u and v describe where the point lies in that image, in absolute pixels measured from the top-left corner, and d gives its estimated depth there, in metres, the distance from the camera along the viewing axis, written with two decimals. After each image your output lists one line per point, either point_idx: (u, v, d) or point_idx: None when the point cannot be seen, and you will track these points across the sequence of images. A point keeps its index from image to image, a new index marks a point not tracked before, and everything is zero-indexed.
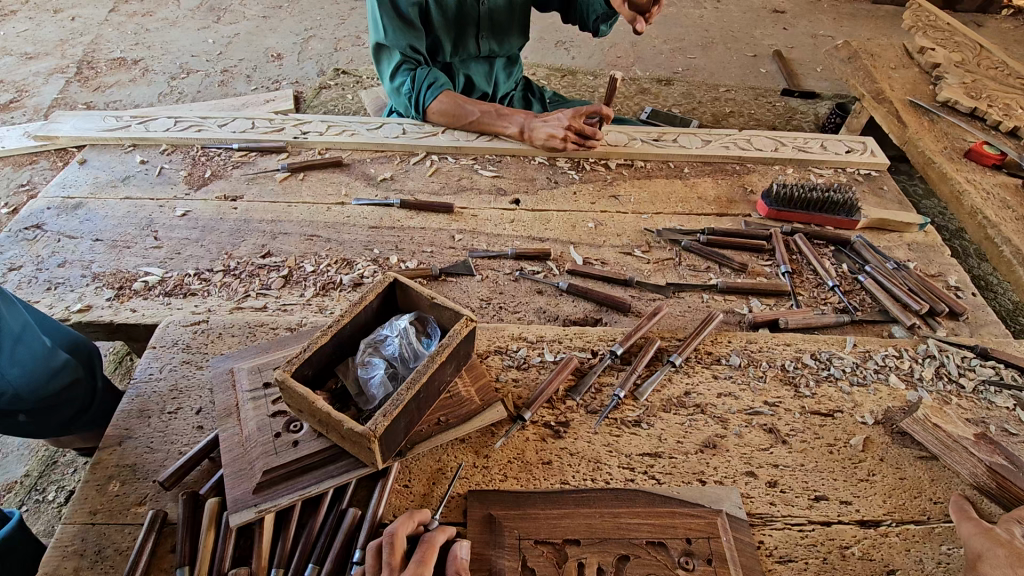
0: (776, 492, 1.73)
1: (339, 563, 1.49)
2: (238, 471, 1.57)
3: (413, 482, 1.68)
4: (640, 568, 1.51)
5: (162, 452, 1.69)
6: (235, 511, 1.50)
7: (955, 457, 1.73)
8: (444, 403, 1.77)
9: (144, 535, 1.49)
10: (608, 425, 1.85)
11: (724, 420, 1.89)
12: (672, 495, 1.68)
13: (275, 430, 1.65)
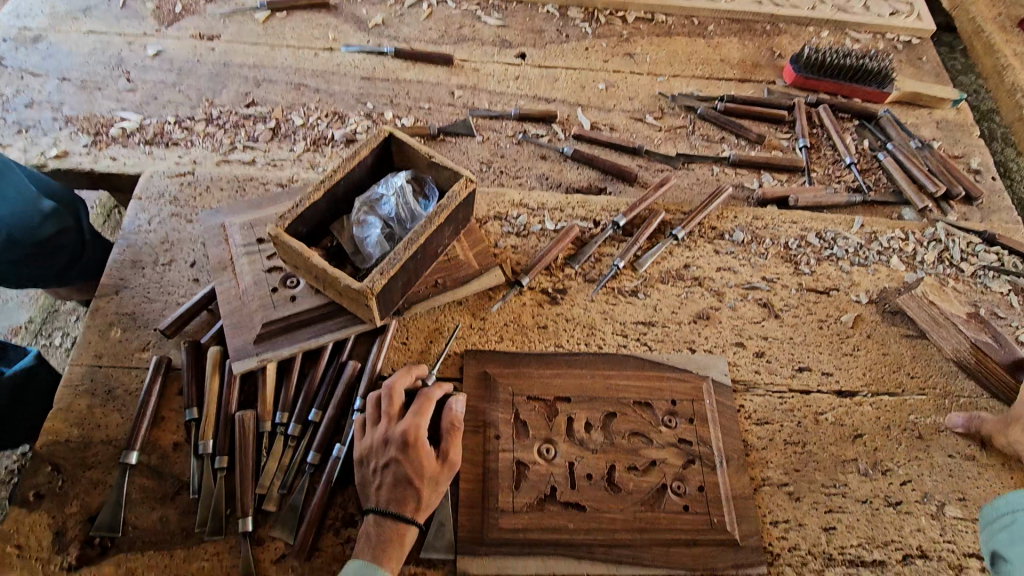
0: (762, 362, 1.79)
1: (340, 411, 1.55)
2: (238, 323, 1.59)
3: (411, 339, 1.71)
4: (626, 423, 1.60)
5: (160, 302, 1.69)
6: (237, 360, 1.53)
7: (945, 332, 1.79)
8: (442, 265, 1.74)
9: (151, 378, 1.54)
10: (605, 294, 1.85)
11: (720, 294, 1.89)
12: (662, 361, 1.73)
13: (272, 285, 1.64)
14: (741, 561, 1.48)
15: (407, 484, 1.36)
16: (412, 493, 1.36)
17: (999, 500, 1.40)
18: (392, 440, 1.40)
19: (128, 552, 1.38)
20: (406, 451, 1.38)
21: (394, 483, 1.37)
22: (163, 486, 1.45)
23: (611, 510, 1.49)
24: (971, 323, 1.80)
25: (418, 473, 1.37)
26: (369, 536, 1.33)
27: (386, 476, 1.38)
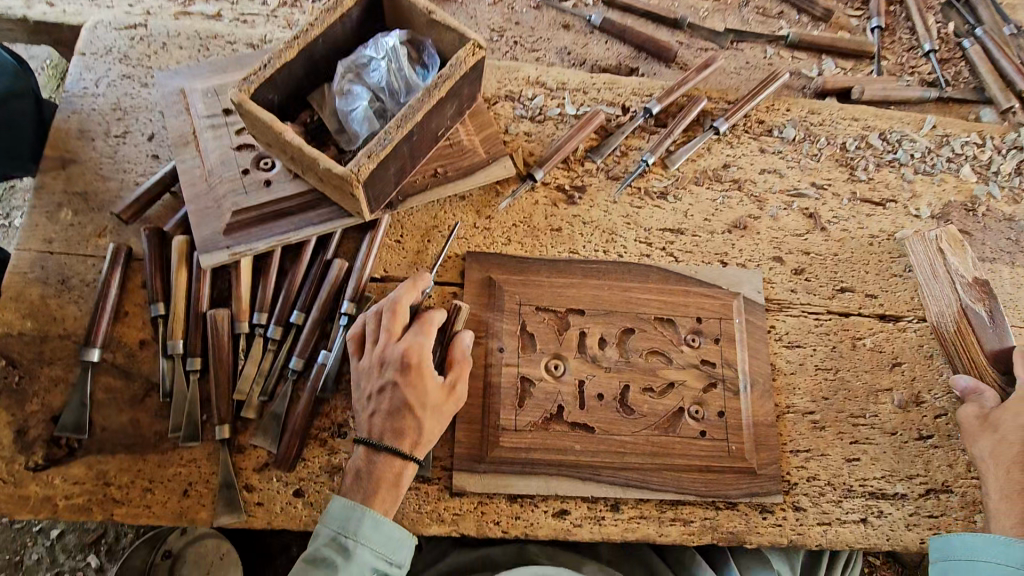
0: (801, 280, 1.59)
1: (326, 313, 1.38)
2: (204, 209, 1.36)
3: (406, 238, 1.49)
4: (645, 342, 1.44)
5: (115, 181, 1.45)
6: (205, 252, 1.33)
7: (978, 277, 1.53)
8: (443, 152, 1.48)
9: (108, 267, 1.35)
10: (629, 194, 1.60)
11: (761, 200, 1.64)
12: (689, 274, 1.52)
13: (243, 167, 1.40)
14: (755, 489, 1.40)
15: (404, 413, 1.21)
16: (409, 423, 1.21)
17: (948, 538, 1.29)
18: (393, 362, 1.23)
19: (98, 454, 1.27)
20: (406, 375, 1.22)
21: (390, 411, 1.21)
22: (132, 387, 1.32)
23: (622, 433, 1.37)
24: (976, 289, 1.52)
25: (418, 401, 1.21)
26: (361, 469, 1.20)
27: (382, 402, 1.22)
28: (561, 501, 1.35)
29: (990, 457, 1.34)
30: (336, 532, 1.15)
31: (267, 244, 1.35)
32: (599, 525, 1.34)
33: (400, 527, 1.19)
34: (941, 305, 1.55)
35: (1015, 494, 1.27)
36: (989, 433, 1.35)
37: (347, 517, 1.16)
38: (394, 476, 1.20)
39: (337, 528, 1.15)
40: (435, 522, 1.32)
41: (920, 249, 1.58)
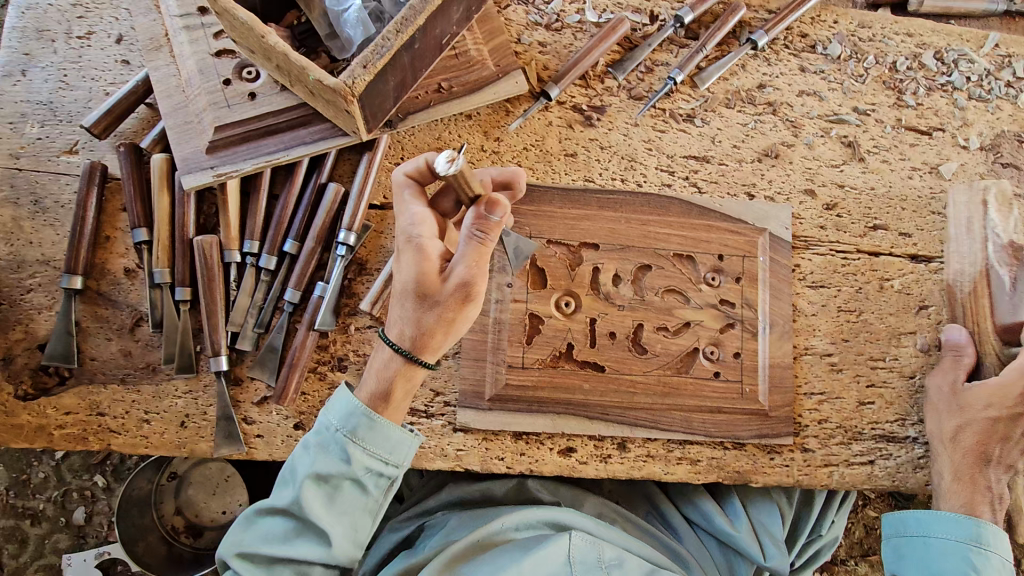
0: (832, 216, 1.48)
1: (323, 242, 1.29)
2: (183, 125, 1.23)
3: (407, 161, 1.37)
4: (662, 279, 1.36)
5: (82, 90, 1.31)
6: (188, 173, 1.22)
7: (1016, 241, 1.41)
8: (447, 65, 1.33)
9: (83, 188, 1.24)
10: (652, 116, 1.46)
11: (796, 127, 1.50)
12: (713, 207, 1.41)
13: (224, 77, 1.25)
14: (766, 431, 1.36)
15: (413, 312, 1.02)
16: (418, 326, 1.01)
17: (904, 515, 1.34)
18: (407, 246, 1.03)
19: (89, 384, 1.23)
20: (416, 266, 1.00)
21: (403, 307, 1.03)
22: (119, 316, 1.25)
23: (633, 373, 1.32)
24: (1009, 252, 1.40)
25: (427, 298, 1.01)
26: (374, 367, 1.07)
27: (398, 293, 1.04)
28: (567, 439, 1.32)
29: (942, 432, 1.36)
30: (333, 428, 1.04)
31: (255, 165, 1.23)
32: (605, 463, 1.32)
33: (402, 436, 1.06)
34: (966, 259, 1.45)
35: (965, 476, 1.33)
36: (952, 413, 1.36)
37: (387, 436, 1.05)
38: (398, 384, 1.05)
39: (335, 424, 1.04)
40: (438, 457, 1.29)
41: (957, 202, 1.49)
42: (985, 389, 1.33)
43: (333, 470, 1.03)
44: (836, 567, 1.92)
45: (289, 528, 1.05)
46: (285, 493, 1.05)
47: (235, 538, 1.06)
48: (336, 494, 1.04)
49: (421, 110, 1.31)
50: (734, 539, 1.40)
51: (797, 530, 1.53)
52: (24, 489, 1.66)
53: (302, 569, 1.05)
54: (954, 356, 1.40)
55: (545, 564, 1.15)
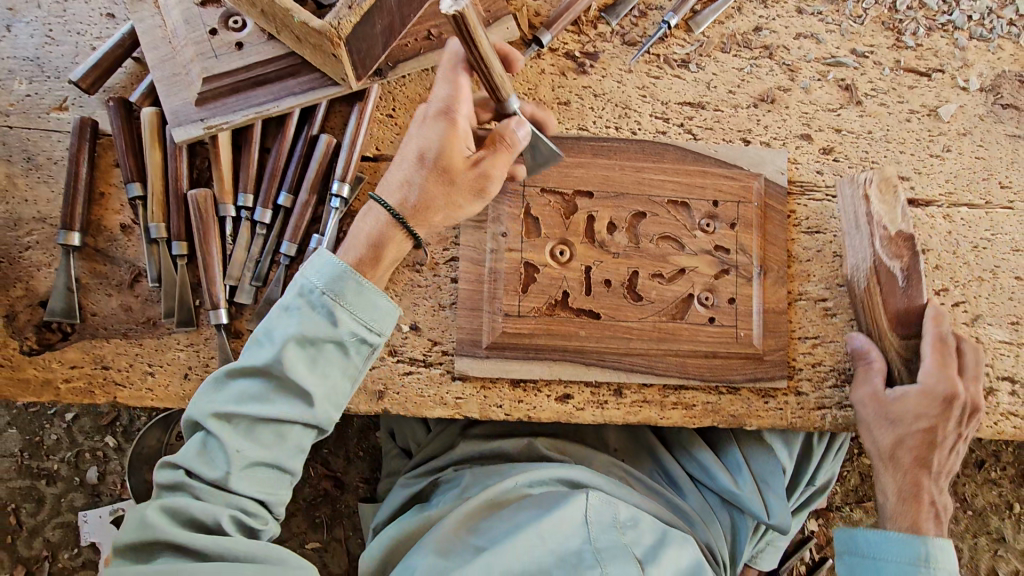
0: (828, 160, 1.46)
1: (317, 195, 1.29)
2: (172, 77, 1.22)
3: (399, 112, 1.36)
4: (656, 227, 1.35)
5: (68, 45, 1.29)
6: (179, 126, 1.21)
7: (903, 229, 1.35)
8: (436, 10, 1.29)
9: (75, 144, 1.24)
10: (646, 63, 1.43)
11: (793, 71, 1.47)
12: (707, 153, 1.40)
13: (209, 26, 1.23)
14: (760, 375, 1.38)
15: (420, 176, 1.11)
16: (421, 193, 1.11)
17: (856, 536, 1.30)
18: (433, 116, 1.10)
19: (92, 339, 1.25)
20: (441, 136, 1.09)
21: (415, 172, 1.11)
22: (118, 272, 1.26)
23: (628, 319, 1.33)
24: (895, 244, 1.34)
25: (440, 170, 1.10)
26: (360, 228, 1.13)
27: (409, 156, 1.12)
28: (563, 386, 1.34)
29: (880, 450, 1.33)
30: (312, 289, 1.03)
31: (245, 117, 1.22)
32: (601, 409, 1.35)
33: (382, 304, 1.07)
34: (857, 258, 1.40)
35: (907, 495, 1.30)
36: (886, 428, 1.32)
37: (380, 314, 1.07)
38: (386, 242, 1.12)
39: (316, 283, 1.03)
40: (438, 405, 1.32)
41: (844, 196, 1.42)
42: (911, 398, 1.30)
43: (315, 329, 1.02)
44: (831, 513, 1.97)
45: (265, 387, 1.02)
46: (261, 352, 1.02)
47: (206, 400, 1.03)
48: (315, 355, 1.03)
49: (411, 58, 1.29)
50: (735, 496, 1.41)
51: (796, 477, 1.56)
52: (38, 451, 1.71)
53: (277, 430, 1.03)
54: (868, 362, 1.36)
55: (563, 523, 1.18)
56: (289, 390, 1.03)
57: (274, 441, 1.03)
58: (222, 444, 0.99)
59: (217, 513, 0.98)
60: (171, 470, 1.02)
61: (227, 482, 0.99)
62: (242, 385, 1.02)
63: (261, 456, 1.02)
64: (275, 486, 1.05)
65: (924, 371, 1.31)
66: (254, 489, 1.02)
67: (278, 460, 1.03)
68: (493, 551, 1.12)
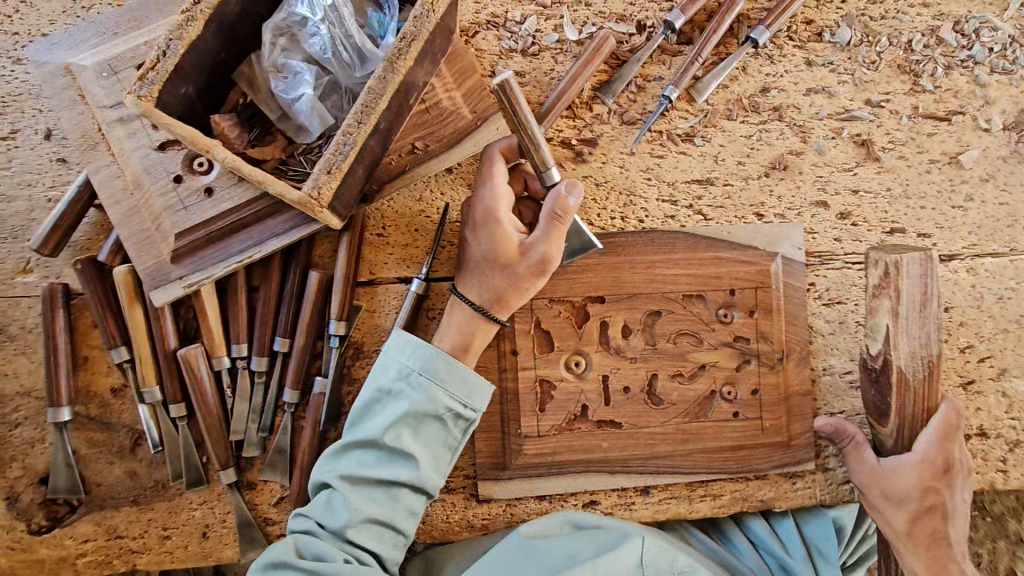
0: (846, 225, 1.39)
1: (313, 333, 1.21)
2: (140, 234, 1.12)
3: (389, 228, 1.26)
4: (673, 324, 1.29)
5: (20, 200, 1.18)
6: (156, 288, 1.12)
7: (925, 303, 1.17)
8: (418, 120, 1.19)
9: (49, 313, 1.15)
10: (649, 142, 1.33)
11: (805, 132, 1.37)
12: (721, 237, 1.32)
13: (172, 172, 1.12)
14: (787, 460, 1.35)
15: (492, 277, 1.15)
16: (496, 291, 1.15)
17: None
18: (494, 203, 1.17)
19: (101, 510, 1.20)
20: (492, 240, 1.14)
21: (483, 274, 1.15)
22: (116, 439, 1.20)
23: (650, 424, 1.29)
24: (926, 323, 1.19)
25: (505, 265, 1.14)
26: (446, 325, 1.18)
27: (478, 258, 1.15)
28: (590, 493, 1.31)
29: (900, 530, 1.28)
30: (416, 363, 1.11)
31: (227, 268, 1.13)
32: (630, 511, 1.33)
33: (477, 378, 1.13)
34: (915, 342, 1.20)
35: (935, 572, 1.25)
36: (895, 509, 1.27)
37: (470, 389, 1.12)
38: (473, 342, 1.16)
39: (418, 357, 1.11)
40: (465, 529, 1.29)
41: (912, 273, 1.17)
42: (909, 473, 1.26)
43: (421, 403, 1.09)
44: None
45: (379, 454, 1.09)
46: (374, 421, 1.09)
47: (329, 467, 1.10)
48: (418, 426, 1.10)
49: (395, 177, 1.20)
50: (776, 548, 1.37)
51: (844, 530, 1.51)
52: None
53: (390, 492, 1.09)
54: (858, 441, 1.31)
55: (619, 564, 1.13)
56: (399, 459, 1.09)
57: (389, 503, 1.08)
58: (345, 499, 1.06)
59: (336, 554, 1.02)
60: (302, 520, 1.09)
61: (349, 533, 1.05)
62: (359, 450, 1.10)
63: (376, 514, 1.07)
64: (388, 543, 1.09)
65: (918, 450, 1.26)
66: (369, 543, 1.07)
67: (391, 520, 1.09)
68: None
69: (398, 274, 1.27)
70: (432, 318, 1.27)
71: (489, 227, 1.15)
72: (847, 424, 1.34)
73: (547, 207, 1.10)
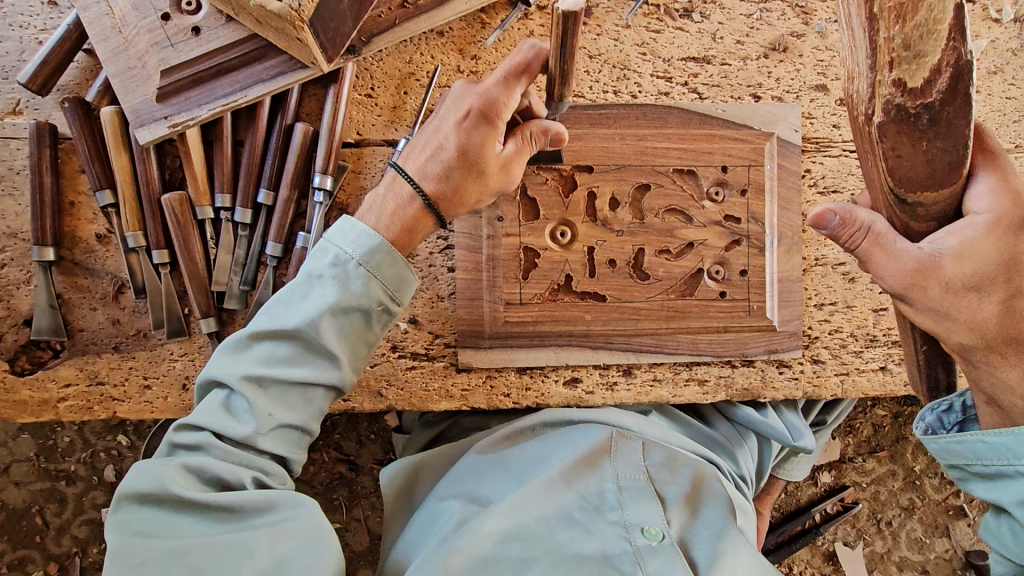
0: (846, 112, 1.36)
1: (298, 189, 1.21)
2: (127, 71, 1.12)
3: (379, 90, 1.26)
4: (662, 200, 1.28)
5: (11, 41, 1.18)
6: (141, 126, 1.12)
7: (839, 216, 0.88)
8: None
9: (35, 151, 1.15)
10: (644, 15, 1.30)
11: (807, 13, 1.34)
12: (715, 114, 1.29)
13: (161, 11, 1.12)
14: (775, 345, 1.33)
15: (458, 173, 0.99)
16: (456, 188, 0.99)
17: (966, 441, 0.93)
18: (483, 112, 0.96)
19: (84, 355, 1.21)
20: (481, 143, 0.97)
21: (447, 163, 0.98)
22: (101, 285, 1.21)
23: (635, 299, 1.28)
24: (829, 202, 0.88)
25: (476, 165, 0.99)
26: (382, 199, 1.00)
27: (448, 144, 0.98)
28: (571, 370, 1.30)
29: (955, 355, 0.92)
30: (347, 253, 0.94)
31: (212, 111, 1.13)
32: (611, 391, 1.31)
33: (410, 267, 0.98)
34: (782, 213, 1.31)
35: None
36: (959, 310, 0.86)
37: (400, 278, 0.97)
38: (412, 233, 1.00)
39: (351, 250, 0.94)
40: (443, 398, 1.29)
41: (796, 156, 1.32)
42: (975, 244, 0.83)
43: (351, 296, 0.93)
44: (844, 464, 1.98)
45: (292, 350, 0.94)
46: (293, 313, 0.93)
47: (228, 363, 0.94)
48: (349, 323, 0.95)
49: (387, 31, 1.17)
50: (764, 426, 1.37)
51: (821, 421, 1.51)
52: (52, 454, 1.63)
53: (304, 394, 0.96)
54: (874, 231, 0.87)
55: (589, 469, 1.12)
56: (318, 358, 0.96)
57: (301, 406, 0.96)
58: (250, 404, 0.91)
59: (239, 474, 0.91)
60: (194, 432, 0.94)
61: (254, 439, 0.92)
62: (269, 346, 0.94)
63: (288, 418, 0.95)
64: (297, 447, 0.99)
65: (979, 209, 0.82)
66: (276, 450, 0.96)
67: (303, 422, 0.98)
68: (525, 490, 1.07)
69: (386, 137, 1.26)
70: None
71: (480, 126, 0.97)
72: (855, 209, 0.88)
73: (536, 130, 1.04)
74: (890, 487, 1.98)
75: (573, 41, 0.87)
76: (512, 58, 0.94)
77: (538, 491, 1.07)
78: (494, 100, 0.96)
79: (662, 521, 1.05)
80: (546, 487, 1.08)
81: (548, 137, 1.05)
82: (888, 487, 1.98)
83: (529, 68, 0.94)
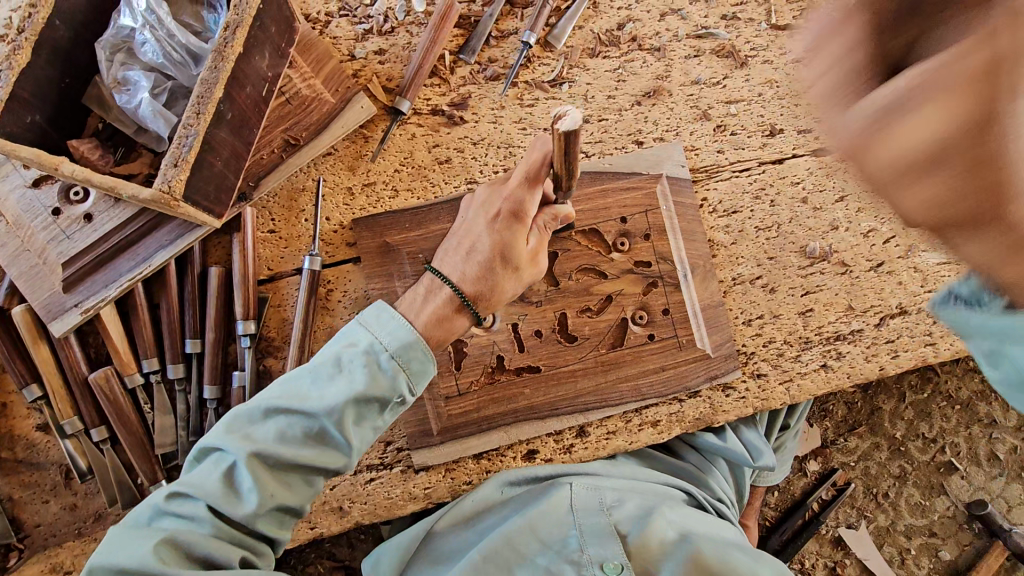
0: (726, 137, 1.42)
1: (222, 335, 1.24)
2: (31, 270, 1.16)
3: (279, 222, 1.31)
4: (572, 262, 1.33)
5: None
6: (55, 318, 1.15)
7: None
8: (280, 114, 1.21)
9: None
10: (516, 93, 1.37)
11: (667, 55, 1.42)
12: (604, 170, 1.35)
13: (51, 206, 1.16)
14: (714, 371, 1.36)
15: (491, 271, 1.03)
16: (493, 286, 1.03)
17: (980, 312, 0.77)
18: (512, 213, 1.03)
19: (46, 549, 1.21)
20: (512, 241, 1.03)
21: (482, 262, 1.02)
22: (48, 476, 1.23)
23: (569, 362, 1.32)
24: None
25: (510, 261, 1.03)
26: (415, 299, 1.02)
27: (481, 244, 1.03)
28: (526, 443, 1.33)
29: None
30: (380, 344, 0.94)
31: (119, 288, 1.16)
32: (569, 454, 1.34)
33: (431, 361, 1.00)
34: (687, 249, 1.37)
35: None
36: None
37: (414, 367, 0.96)
38: (448, 330, 1.02)
39: (385, 341, 0.95)
40: (408, 501, 1.30)
41: (687, 192, 1.37)
42: None
43: (376, 386, 0.93)
44: (827, 449, 2.01)
45: (305, 433, 0.92)
46: (317, 396, 0.92)
47: (240, 435, 0.90)
48: (365, 411, 0.95)
49: (271, 171, 1.24)
50: (727, 451, 1.40)
51: (788, 422, 1.55)
52: None
53: (306, 476, 0.95)
54: None
55: (550, 519, 1.19)
56: (329, 441, 0.95)
57: (302, 487, 0.95)
58: (256, 483, 0.89)
59: (230, 554, 0.89)
60: (189, 502, 0.90)
61: (253, 519, 0.90)
62: (284, 424, 0.92)
63: (287, 501, 0.93)
64: (287, 526, 0.97)
65: None
66: (269, 529, 0.94)
67: (299, 504, 0.96)
68: (488, 548, 1.15)
69: (296, 265, 1.31)
70: (336, 299, 1.32)
71: (507, 224, 1.03)
72: None
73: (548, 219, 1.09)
74: (878, 459, 2.01)
75: (573, 152, 0.90)
76: (529, 158, 1.01)
77: (500, 547, 1.15)
78: (521, 201, 1.03)
79: (620, 555, 1.12)
80: (507, 539, 1.16)
81: (560, 221, 1.11)
82: (876, 459, 2.01)
83: (546, 165, 1.01)
